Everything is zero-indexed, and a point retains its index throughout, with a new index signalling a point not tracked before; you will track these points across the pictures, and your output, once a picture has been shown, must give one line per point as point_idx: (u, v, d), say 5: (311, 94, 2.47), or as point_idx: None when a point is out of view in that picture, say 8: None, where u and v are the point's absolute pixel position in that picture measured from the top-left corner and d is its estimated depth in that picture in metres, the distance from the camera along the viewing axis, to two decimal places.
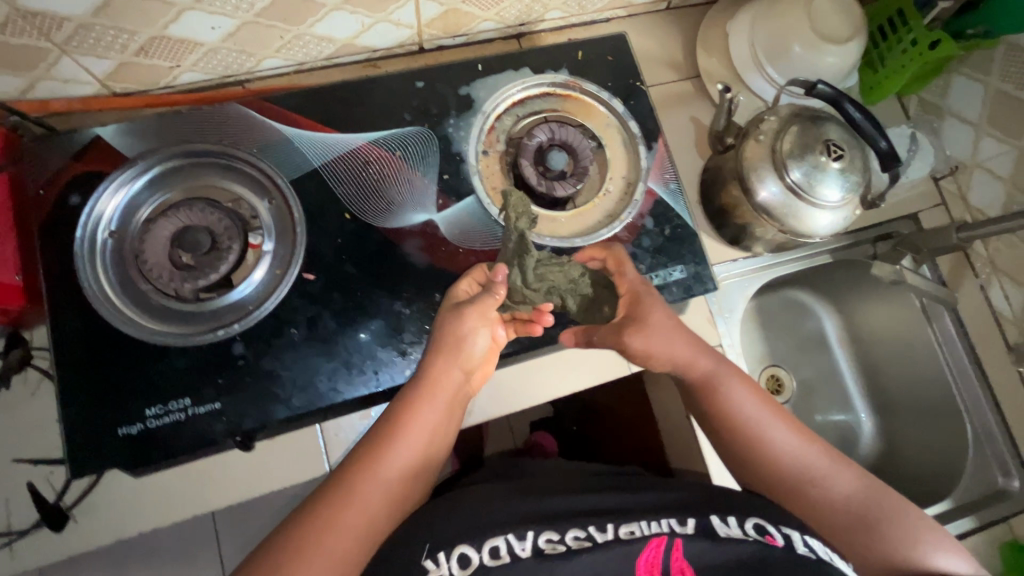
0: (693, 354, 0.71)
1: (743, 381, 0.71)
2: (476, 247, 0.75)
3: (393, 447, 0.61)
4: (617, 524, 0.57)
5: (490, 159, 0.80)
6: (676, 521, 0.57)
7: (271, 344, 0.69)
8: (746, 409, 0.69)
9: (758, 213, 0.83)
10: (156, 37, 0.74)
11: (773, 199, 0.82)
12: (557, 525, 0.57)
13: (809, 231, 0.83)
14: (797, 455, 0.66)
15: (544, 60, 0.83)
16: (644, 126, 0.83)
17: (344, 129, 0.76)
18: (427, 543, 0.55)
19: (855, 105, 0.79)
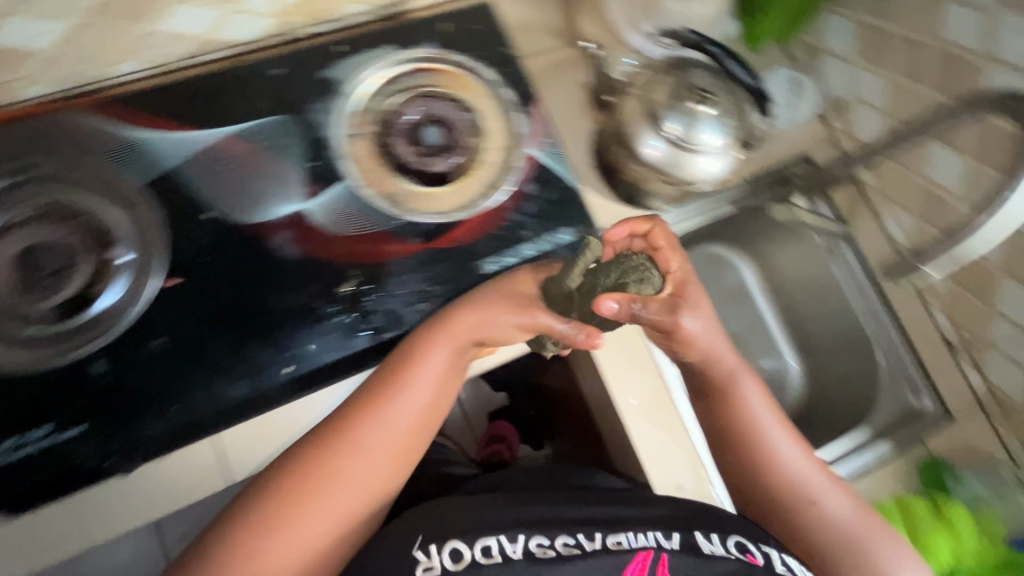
0: (724, 352, 0.78)
1: (757, 384, 0.83)
2: (352, 232, 0.73)
3: (383, 419, 0.65)
4: (605, 534, 0.73)
5: (361, 141, 0.77)
6: (662, 535, 0.73)
7: (136, 358, 0.65)
8: (758, 413, 0.82)
9: (644, 168, 0.83)
10: None
11: (656, 152, 0.82)
12: (548, 532, 0.72)
13: (696, 179, 0.83)
14: (794, 468, 0.81)
15: (408, 37, 0.81)
16: (518, 93, 0.82)
17: (198, 126, 0.72)
18: (419, 536, 0.70)
19: (716, 47, 0.84)
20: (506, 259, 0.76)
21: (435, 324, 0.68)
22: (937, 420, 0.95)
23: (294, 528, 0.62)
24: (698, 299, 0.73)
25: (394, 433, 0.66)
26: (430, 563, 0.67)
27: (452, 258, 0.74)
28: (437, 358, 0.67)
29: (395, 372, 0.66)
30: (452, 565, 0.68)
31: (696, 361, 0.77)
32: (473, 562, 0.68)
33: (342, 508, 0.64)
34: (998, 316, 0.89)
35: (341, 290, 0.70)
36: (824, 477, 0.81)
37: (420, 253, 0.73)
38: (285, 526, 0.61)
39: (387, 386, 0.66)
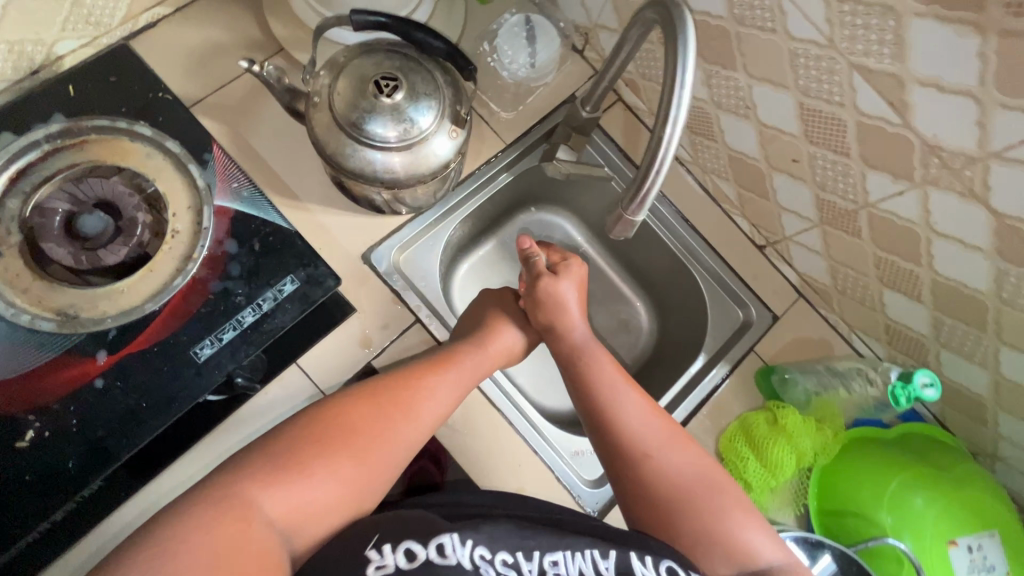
0: (576, 319, 0.80)
1: (612, 361, 0.76)
2: (17, 371, 0.61)
3: (430, 387, 0.67)
4: (543, 551, 0.55)
5: (5, 259, 0.64)
6: (598, 555, 0.55)
7: None
8: (611, 380, 0.73)
9: (385, 183, 0.74)
10: None
11: (387, 163, 0.72)
12: (494, 537, 0.55)
13: (439, 167, 0.75)
14: (645, 428, 0.69)
15: (28, 115, 0.68)
16: (186, 140, 0.71)
17: None
18: (375, 534, 0.54)
19: (377, 19, 0.71)
20: (224, 336, 0.67)
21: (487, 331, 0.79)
22: (765, 325, 0.93)
23: (332, 459, 0.57)
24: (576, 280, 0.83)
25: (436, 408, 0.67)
26: (384, 563, 0.51)
27: (153, 358, 0.64)
28: (480, 358, 0.75)
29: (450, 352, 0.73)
30: (406, 566, 0.51)
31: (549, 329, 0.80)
32: (426, 562, 0.52)
33: (369, 463, 0.59)
34: (781, 210, 0.86)
35: (23, 445, 0.60)
36: (681, 443, 0.69)
37: (111, 367, 0.63)
38: (321, 454, 0.57)
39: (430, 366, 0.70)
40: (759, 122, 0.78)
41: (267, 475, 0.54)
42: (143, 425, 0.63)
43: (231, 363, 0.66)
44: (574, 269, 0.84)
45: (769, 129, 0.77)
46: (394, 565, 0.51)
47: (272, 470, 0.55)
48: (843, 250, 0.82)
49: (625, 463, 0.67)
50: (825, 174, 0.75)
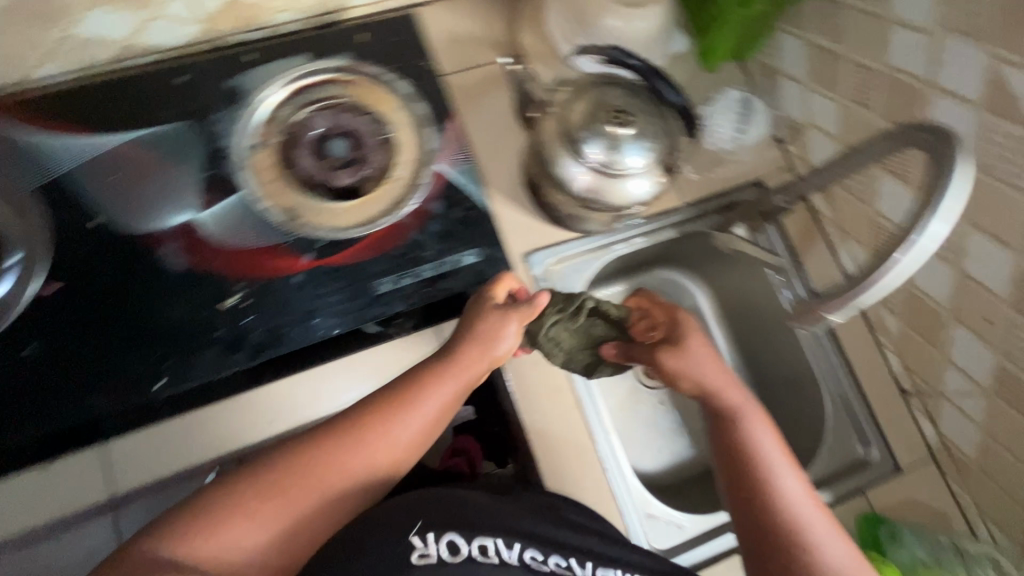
0: (727, 382, 0.74)
1: (768, 426, 0.71)
2: (242, 244, 0.71)
3: (391, 423, 0.63)
4: (596, 564, 0.60)
5: (265, 152, 0.75)
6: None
7: (7, 360, 0.64)
8: (763, 447, 0.69)
9: (575, 198, 0.80)
10: None
11: (585, 181, 0.77)
12: (542, 544, 0.59)
13: (624, 202, 0.80)
14: (798, 503, 0.65)
15: (323, 46, 0.79)
16: (433, 106, 0.79)
17: (101, 131, 0.72)
18: (420, 520, 0.57)
19: (637, 61, 0.78)
20: (404, 280, 0.72)
21: (456, 349, 0.67)
22: (884, 473, 0.88)
23: (248, 517, 0.55)
24: (695, 344, 0.77)
25: (399, 440, 0.63)
26: (428, 551, 0.54)
27: (343, 276, 0.71)
28: (442, 385, 0.65)
29: (419, 377, 0.65)
30: (450, 558, 0.54)
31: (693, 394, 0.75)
32: (471, 557, 0.55)
33: (319, 500, 0.59)
34: (948, 363, 0.82)
35: (224, 305, 0.68)
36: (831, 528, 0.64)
37: (310, 269, 0.71)
38: (241, 511, 0.55)
39: (386, 397, 0.64)
40: (962, 271, 0.75)
41: (187, 535, 0.53)
42: (316, 327, 0.69)
43: (401, 304, 0.72)
44: (691, 329, 0.79)
45: (970, 281, 0.75)
46: (437, 556, 0.54)
47: (206, 518, 0.55)
48: (1007, 429, 0.76)
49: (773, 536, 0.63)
50: (1021, 346, 0.71)
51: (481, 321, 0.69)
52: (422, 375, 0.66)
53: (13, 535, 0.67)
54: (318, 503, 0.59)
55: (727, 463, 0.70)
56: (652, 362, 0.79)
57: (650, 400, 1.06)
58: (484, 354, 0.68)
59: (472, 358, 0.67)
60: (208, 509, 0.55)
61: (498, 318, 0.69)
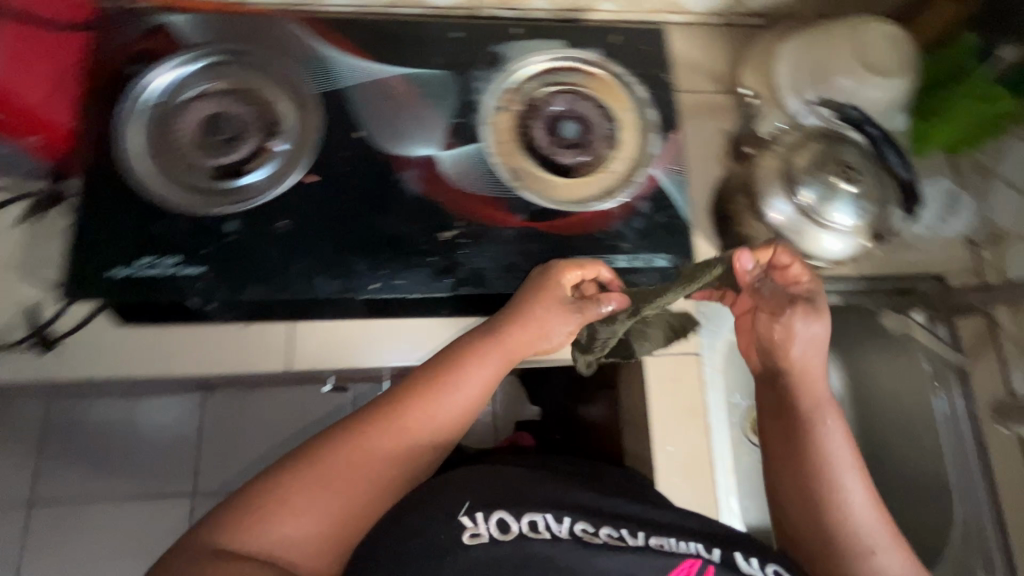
0: (817, 373, 0.69)
1: (843, 425, 0.67)
2: (471, 189, 0.78)
3: (435, 404, 0.61)
4: (649, 534, 0.54)
5: (505, 115, 0.83)
6: (703, 547, 0.53)
7: (261, 229, 0.74)
8: (837, 456, 0.65)
9: (769, 234, 0.80)
10: None
11: (783, 218, 0.79)
12: (591, 518, 0.54)
13: (817, 255, 0.80)
14: (867, 518, 0.63)
15: (579, 37, 0.86)
16: (662, 116, 0.84)
17: (379, 60, 0.81)
18: (467, 501, 0.54)
19: (874, 127, 0.80)
20: None
21: (503, 332, 0.66)
22: None
23: (294, 510, 0.52)
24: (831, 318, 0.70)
25: (440, 423, 0.61)
26: (477, 529, 0.51)
27: (548, 242, 0.77)
28: (490, 364, 0.64)
29: (460, 361, 0.64)
30: (500, 536, 0.51)
31: (791, 370, 0.70)
32: (520, 535, 0.51)
33: (361, 489, 0.56)
34: None
35: (443, 236, 0.75)
36: (896, 545, 0.62)
37: (522, 228, 0.77)
38: (284, 507, 0.52)
39: (428, 379, 0.62)
40: None
41: (238, 532, 0.50)
42: (514, 281, 0.75)
43: None
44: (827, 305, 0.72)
45: None
46: (487, 534, 0.51)
47: (253, 512, 0.51)
48: None
49: (833, 549, 0.62)
50: None
51: (531, 306, 0.67)
52: (465, 359, 0.64)
53: (204, 374, 0.79)
54: (361, 491, 0.56)
55: (797, 466, 0.67)
56: (778, 315, 0.71)
57: (751, 455, 1.03)
58: (528, 341, 0.67)
59: (518, 343, 0.66)
60: (263, 498, 0.52)
61: (546, 299, 0.68)
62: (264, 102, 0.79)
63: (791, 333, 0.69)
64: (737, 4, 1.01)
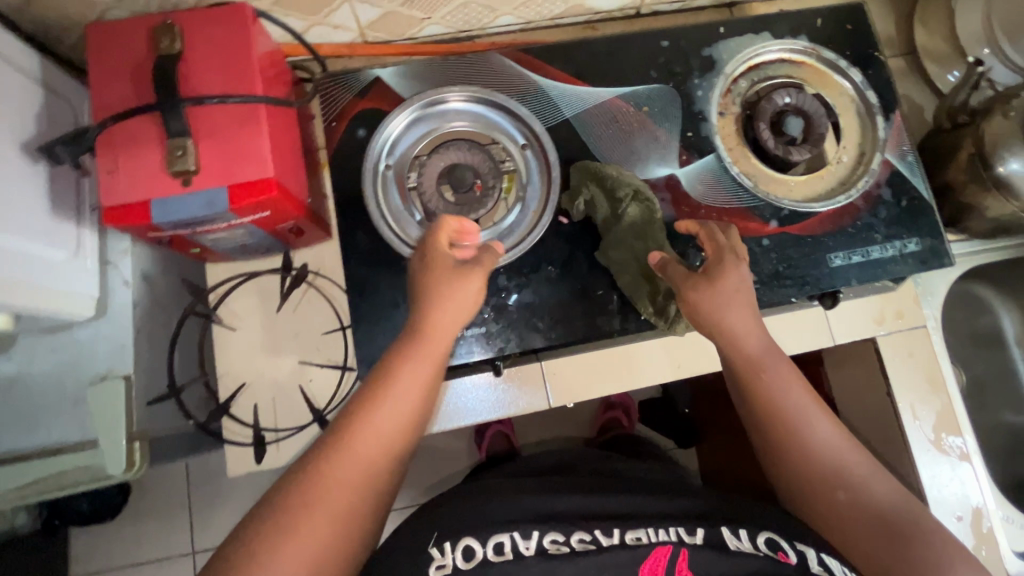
0: (751, 328, 0.64)
1: (792, 369, 0.65)
2: (718, 204, 0.77)
3: (381, 412, 0.56)
4: (624, 530, 0.61)
5: (726, 120, 0.81)
6: (684, 530, 0.61)
7: (530, 278, 0.73)
8: (788, 402, 0.63)
9: (997, 190, 0.81)
10: (391, 12, 0.83)
11: (1016, 176, 0.79)
12: (562, 527, 0.61)
13: None
14: (825, 451, 0.61)
15: (784, 26, 0.83)
16: (882, 96, 0.82)
17: (595, 83, 0.79)
18: (435, 531, 0.61)
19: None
20: (854, 256, 0.77)
21: (426, 322, 0.60)
22: None
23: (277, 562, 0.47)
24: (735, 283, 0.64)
25: (390, 432, 0.56)
26: (444, 560, 0.58)
27: (805, 245, 0.76)
28: (423, 357, 0.59)
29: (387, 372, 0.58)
30: (465, 565, 0.58)
31: (713, 333, 0.65)
32: (484, 560, 0.58)
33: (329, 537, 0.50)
34: None
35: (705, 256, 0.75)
36: (862, 479, 0.59)
37: (777, 235, 0.76)
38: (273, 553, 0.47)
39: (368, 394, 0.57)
40: None
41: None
42: (780, 289, 0.75)
43: (854, 278, 0.77)
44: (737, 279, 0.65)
45: None
46: (452, 566, 0.58)
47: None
48: None
49: (807, 487, 0.60)
50: None
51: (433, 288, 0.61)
52: (389, 368, 0.58)
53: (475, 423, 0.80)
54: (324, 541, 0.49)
55: (751, 414, 0.64)
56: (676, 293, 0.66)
57: None
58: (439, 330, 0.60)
59: (434, 335, 0.60)
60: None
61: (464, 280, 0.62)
62: (492, 145, 0.77)
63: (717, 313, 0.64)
64: None
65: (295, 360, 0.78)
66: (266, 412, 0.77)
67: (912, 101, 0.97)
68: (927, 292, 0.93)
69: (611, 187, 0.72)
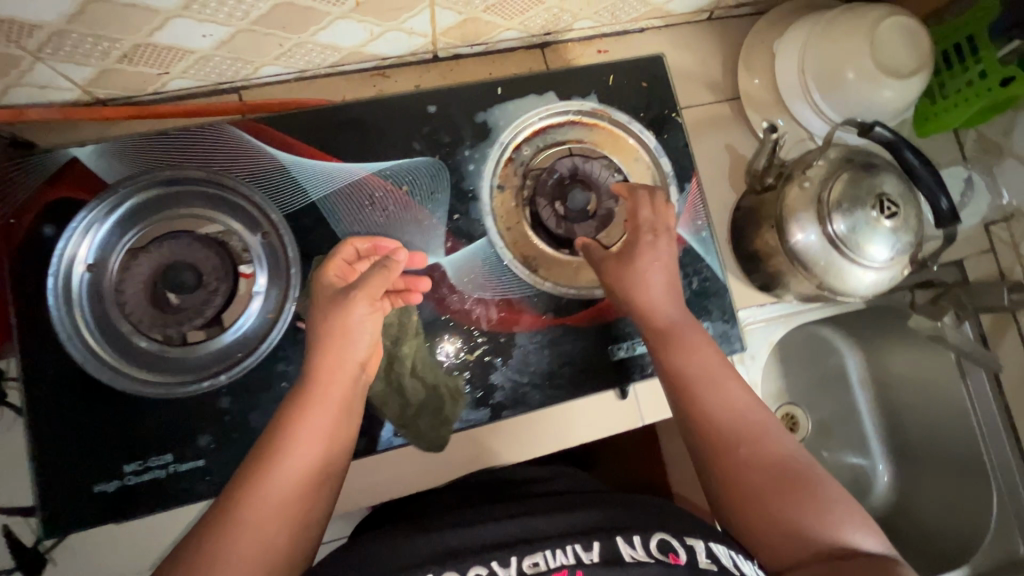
0: (656, 298, 0.61)
1: (702, 333, 0.59)
2: (487, 296, 0.69)
3: (280, 469, 0.47)
4: (521, 556, 0.45)
5: (506, 196, 0.72)
6: (581, 547, 0.46)
7: (259, 398, 0.63)
8: (699, 370, 0.56)
9: (793, 262, 0.76)
10: (109, 70, 0.69)
11: (810, 249, 0.73)
12: (456, 564, 0.44)
13: (846, 291, 0.75)
14: (728, 416, 0.54)
15: (573, 84, 0.74)
16: (677, 163, 0.75)
17: (348, 158, 0.69)
18: None
19: (915, 153, 0.72)
20: (638, 347, 0.71)
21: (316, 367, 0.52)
22: None
23: None
24: (667, 254, 0.63)
25: (291, 493, 0.47)
26: None
27: (582, 337, 0.70)
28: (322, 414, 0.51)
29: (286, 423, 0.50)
30: None
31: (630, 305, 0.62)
32: None
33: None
34: None
35: (467, 358, 0.67)
36: (765, 434, 0.53)
37: (552, 327, 0.70)
38: None
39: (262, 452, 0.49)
40: None
41: None
42: (554, 391, 0.68)
43: (637, 372, 0.71)
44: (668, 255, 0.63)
45: None
46: None
47: None
48: None
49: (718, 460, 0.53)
50: None
51: (326, 313, 0.55)
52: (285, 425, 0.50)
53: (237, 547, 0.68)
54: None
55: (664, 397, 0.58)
56: (603, 269, 0.64)
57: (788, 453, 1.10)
58: (343, 358, 0.54)
59: (335, 366, 0.53)
60: None
61: (343, 304, 0.54)
62: (221, 234, 0.66)
63: (640, 272, 0.61)
64: None
65: None
66: None
67: (736, 151, 0.91)
68: (746, 358, 0.88)
69: None
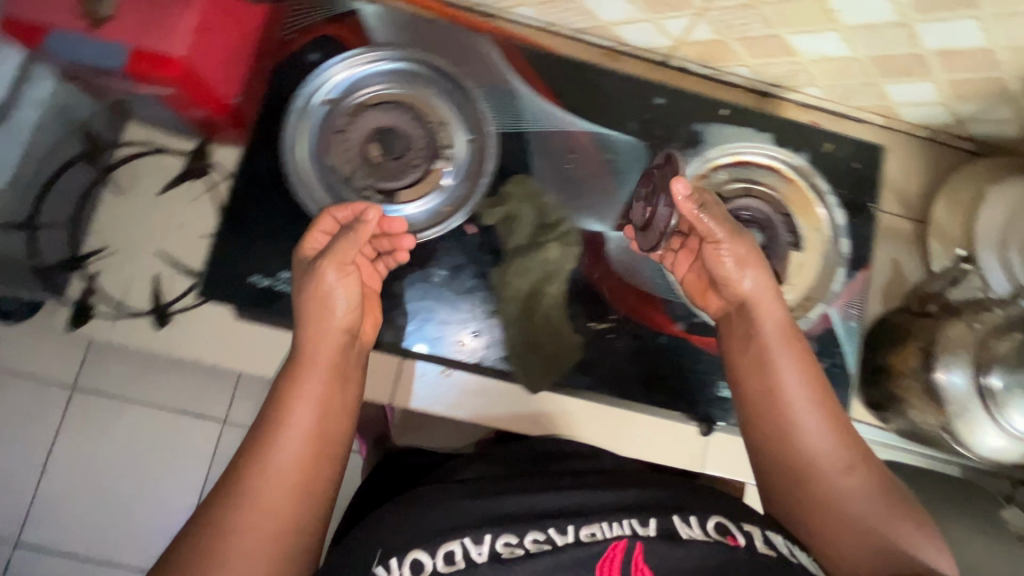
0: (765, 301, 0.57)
1: (803, 358, 0.54)
2: (634, 281, 0.71)
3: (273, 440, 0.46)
4: (579, 524, 0.46)
5: None
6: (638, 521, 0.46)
7: (409, 271, 0.69)
8: (792, 390, 0.53)
9: (926, 392, 0.73)
10: None
11: (952, 389, 0.71)
12: (516, 525, 0.46)
13: (970, 446, 0.71)
14: (814, 442, 0.52)
15: (789, 136, 0.77)
16: (855, 251, 0.76)
17: (571, 110, 0.74)
18: (378, 550, 0.45)
19: None
20: None
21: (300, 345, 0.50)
22: None
23: None
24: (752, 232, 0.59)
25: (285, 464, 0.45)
26: None
27: (698, 359, 0.71)
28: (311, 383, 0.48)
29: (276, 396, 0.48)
30: None
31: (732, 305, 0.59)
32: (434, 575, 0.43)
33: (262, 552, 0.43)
34: None
35: (593, 327, 0.70)
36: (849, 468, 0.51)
37: (677, 337, 0.71)
38: None
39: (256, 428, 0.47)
40: None
41: None
42: (652, 393, 0.70)
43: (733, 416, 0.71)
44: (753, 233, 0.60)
45: None
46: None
47: None
48: None
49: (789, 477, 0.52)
50: None
51: (300, 293, 0.52)
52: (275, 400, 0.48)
53: None
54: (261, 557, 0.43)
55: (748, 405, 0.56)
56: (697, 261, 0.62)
57: None
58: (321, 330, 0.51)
59: (317, 338, 0.51)
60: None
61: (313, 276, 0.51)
62: (437, 123, 0.71)
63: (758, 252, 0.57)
64: (954, 124, 0.89)
65: (158, 247, 0.74)
66: (120, 282, 0.73)
67: (897, 267, 0.90)
68: None
69: (541, 211, 0.71)
